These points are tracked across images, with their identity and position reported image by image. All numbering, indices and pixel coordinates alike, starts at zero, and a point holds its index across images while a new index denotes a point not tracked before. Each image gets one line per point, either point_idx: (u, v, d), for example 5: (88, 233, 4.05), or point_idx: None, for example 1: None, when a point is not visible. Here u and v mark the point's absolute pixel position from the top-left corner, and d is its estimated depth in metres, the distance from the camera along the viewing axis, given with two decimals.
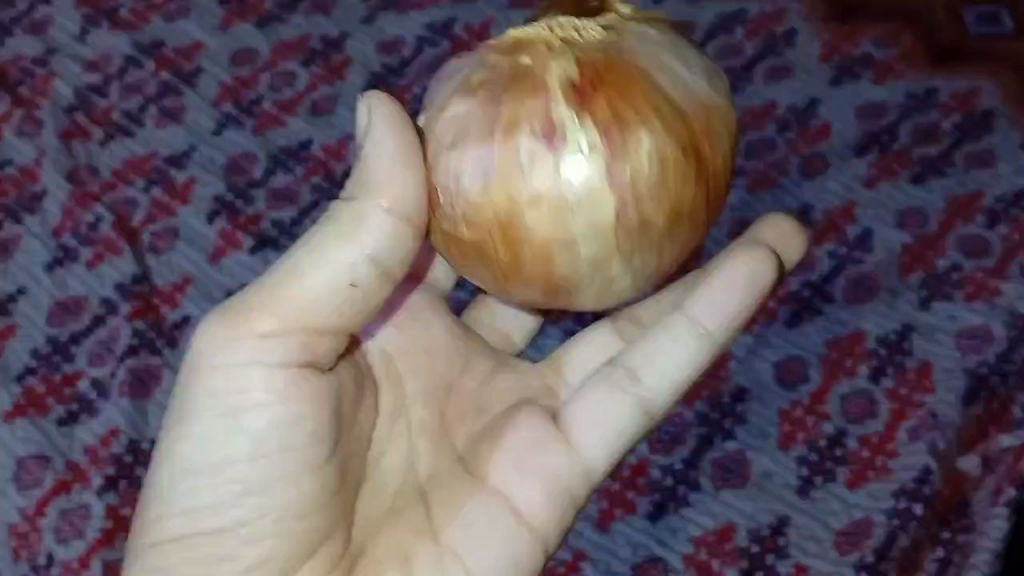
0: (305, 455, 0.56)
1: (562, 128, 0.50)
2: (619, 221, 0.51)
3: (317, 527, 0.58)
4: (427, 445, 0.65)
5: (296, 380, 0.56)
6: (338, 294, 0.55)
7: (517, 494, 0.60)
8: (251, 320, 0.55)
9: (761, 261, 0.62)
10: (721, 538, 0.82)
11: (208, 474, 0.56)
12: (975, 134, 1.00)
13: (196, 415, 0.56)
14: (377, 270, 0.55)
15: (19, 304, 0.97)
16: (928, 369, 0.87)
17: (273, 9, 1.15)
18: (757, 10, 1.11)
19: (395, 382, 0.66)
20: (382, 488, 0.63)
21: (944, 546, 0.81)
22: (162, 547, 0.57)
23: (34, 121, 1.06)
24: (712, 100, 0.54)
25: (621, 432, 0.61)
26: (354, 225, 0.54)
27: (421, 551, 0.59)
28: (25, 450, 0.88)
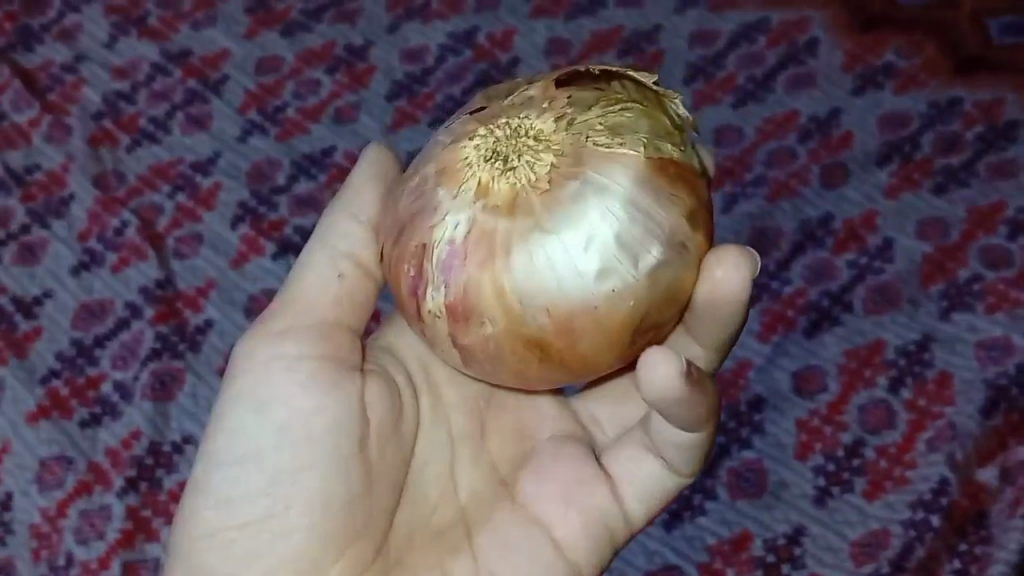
0: (331, 446, 0.59)
1: (430, 271, 0.53)
2: (477, 361, 0.54)
3: (350, 523, 0.59)
4: (467, 458, 0.68)
5: (313, 372, 0.60)
6: (330, 288, 0.63)
7: (553, 524, 0.63)
8: (268, 325, 0.62)
9: (672, 363, 0.52)
10: (737, 547, 0.82)
11: (241, 466, 0.59)
12: (999, 144, 1.00)
13: (230, 412, 0.60)
14: (362, 270, 0.64)
15: (45, 306, 0.98)
16: (947, 379, 0.87)
17: (298, 18, 1.16)
18: (779, 19, 1.11)
19: (436, 391, 0.69)
20: (422, 496, 0.65)
21: (961, 557, 0.79)
22: (199, 541, 0.59)
23: (62, 127, 1.08)
24: (600, 305, 0.51)
25: (652, 488, 0.64)
26: (334, 237, 0.64)
27: (456, 567, 0.62)
28: (48, 451, 0.90)
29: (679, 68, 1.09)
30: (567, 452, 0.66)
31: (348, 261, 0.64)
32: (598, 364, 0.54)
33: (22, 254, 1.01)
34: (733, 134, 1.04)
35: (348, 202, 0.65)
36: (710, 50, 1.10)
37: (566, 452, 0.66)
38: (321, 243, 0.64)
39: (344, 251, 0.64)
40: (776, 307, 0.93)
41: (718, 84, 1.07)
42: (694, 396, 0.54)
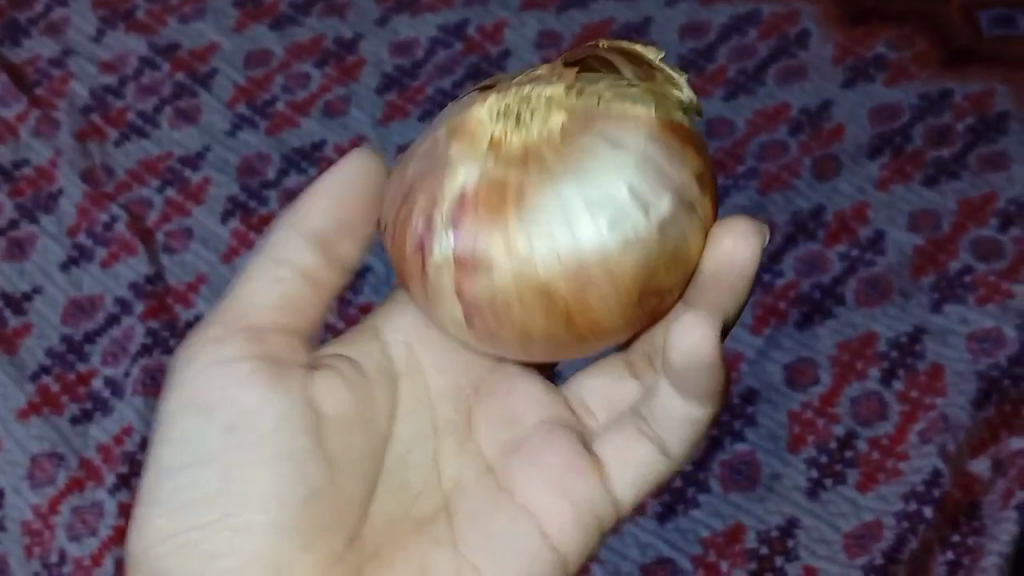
0: (283, 439, 0.60)
1: (438, 223, 0.54)
2: (484, 322, 0.55)
3: (309, 514, 0.59)
4: (451, 446, 0.68)
5: (253, 371, 0.61)
6: (271, 295, 0.65)
7: (544, 512, 0.62)
8: (207, 333, 0.64)
9: (707, 326, 0.57)
10: (730, 540, 0.82)
11: (191, 467, 0.60)
12: (990, 136, 1.00)
13: (175, 419, 0.61)
14: (305, 275, 0.66)
15: (34, 302, 0.97)
16: (939, 371, 0.87)
17: (287, 10, 1.16)
18: (770, 11, 1.11)
19: (417, 377, 0.69)
20: (401, 486, 0.65)
21: (953, 549, 0.80)
22: (156, 550, 0.59)
23: (50, 121, 1.07)
24: (611, 255, 0.53)
25: (644, 471, 0.65)
26: (284, 243, 0.66)
27: (436, 555, 0.62)
28: (39, 448, 0.89)
29: (670, 61, 1.08)
30: (552, 438, 0.64)
31: (292, 269, 0.66)
32: (606, 326, 0.55)
33: (11, 250, 1.00)
34: (725, 126, 1.04)
35: (303, 210, 0.67)
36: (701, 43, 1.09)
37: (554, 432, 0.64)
38: (279, 242, 0.67)
39: (291, 259, 0.66)
40: (768, 300, 0.93)
41: (709, 77, 1.07)
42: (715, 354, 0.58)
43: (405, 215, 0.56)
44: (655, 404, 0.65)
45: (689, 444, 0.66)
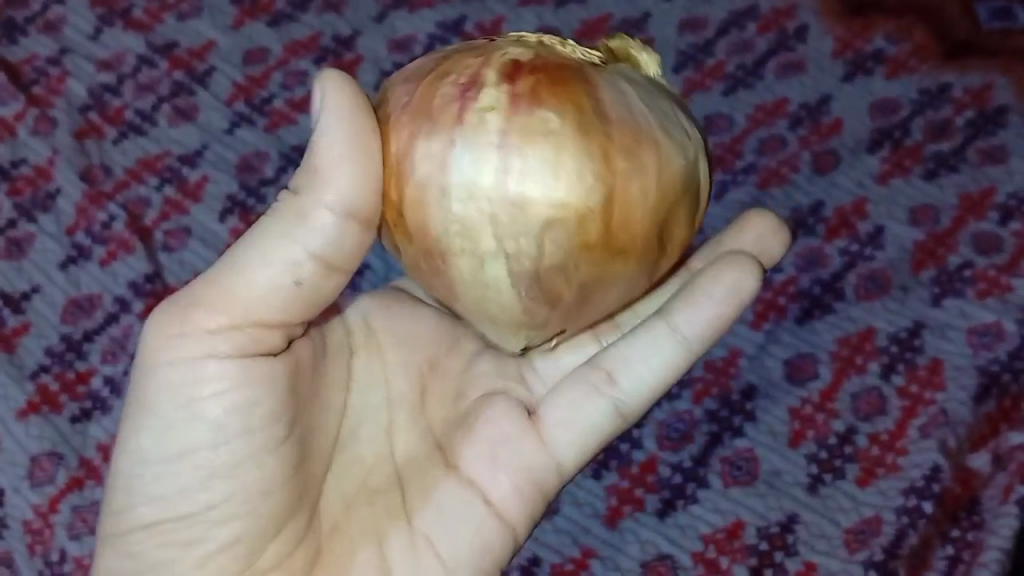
0: (265, 437, 0.56)
1: (481, 84, 0.51)
2: (504, 212, 0.50)
3: (284, 504, 0.57)
4: (405, 419, 0.66)
5: (243, 365, 0.54)
6: (282, 291, 0.54)
7: (485, 480, 0.62)
8: (196, 317, 0.54)
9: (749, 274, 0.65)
10: (730, 536, 0.82)
11: (173, 463, 0.55)
12: (989, 130, 0.99)
13: (154, 410, 0.55)
14: (324, 266, 0.54)
15: (33, 301, 0.97)
16: (939, 365, 0.87)
17: (284, 8, 1.15)
18: (768, 7, 1.11)
19: (375, 350, 0.69)
20: (354, 461, 0.63)
21: (953, 544, 0.80)
22: (131, 536, 0.57)
23: (48, 121, 1.07)
24: (666, 148, 0.52)
25: (591, 431, 0.63)
26: (301, 224, 0.53)
27: (394, 535, 0.61)
28: (39, 447, 0.89)
29: (669, 55, 1.08)
30: (498, 403, 0.65)
31: (309, 263, 0.53)
32: (633, 242, 0.53)
33: (10, 249, 1.00)
34: (724, 122, 1.03)
35: (323, 176, 0.52)
36: (700, 37, 1.09)
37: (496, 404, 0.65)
38: (295, 218, 0.53)
39: (309, 247, 0.53)
40: (768, 295, 0.93)
41: (708, 72, 1.07)
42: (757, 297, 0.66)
43: (426, 93, 0.52)
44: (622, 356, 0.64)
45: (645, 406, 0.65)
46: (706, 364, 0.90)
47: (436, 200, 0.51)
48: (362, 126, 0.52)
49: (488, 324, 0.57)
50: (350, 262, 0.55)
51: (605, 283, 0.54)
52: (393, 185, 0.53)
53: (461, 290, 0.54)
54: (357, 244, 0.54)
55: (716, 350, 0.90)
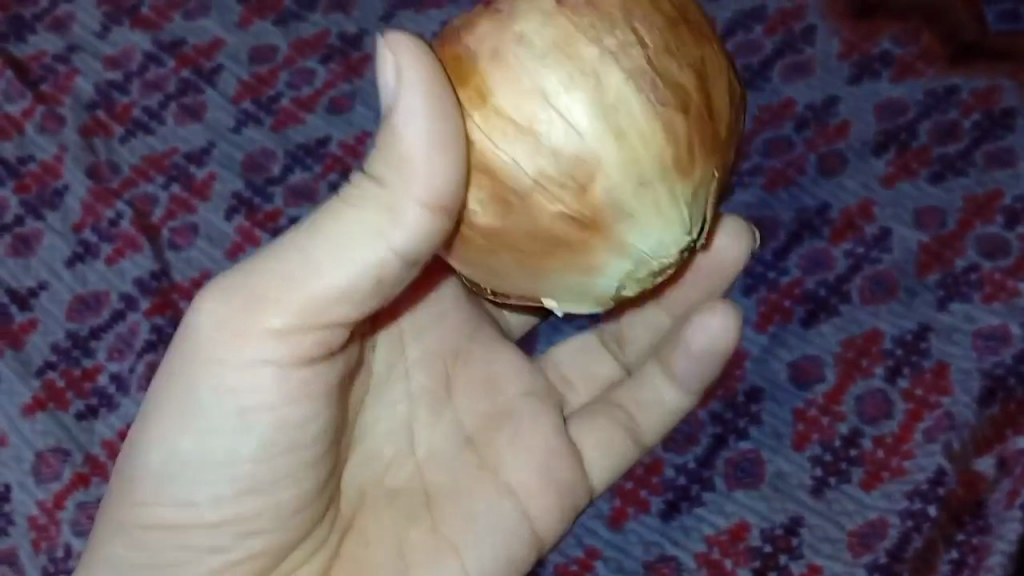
0: (300, 457, 0.63)
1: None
2: (612, 96, 0.55)
3: (313, 510, 0.66)
4: (426, 415, 0.75)
5: (286, 383, 0.60)
6: (361, 286, 0.57)
7: (521, 493, 0.73)
8: (261, 321, 0.58)
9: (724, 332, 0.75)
10: (734, 538, 0.82)
11: (220, 467, 0.62)
12: (996, 133, 0.99)
13: (209, 417, 0.61)
14: (405, 261, 0.57)
15: (40, 298, 0.98)
16: (944, 369, 0.87)
17: (291, 6, 1.15)
18: (776, 7, 1.10)
19: (398, 352, 0.76)
20: (377, 458, 0.72)
21: (958, 548, 0.81)
22: (161, 530, 0.63)
23: (55, 118, 1.07)
24: (699, 17, 0.61)
25: (623, 452, 0.81)
26: (390, 220, 0.55)
27: (413, 533, 0.70)
28: (44, 443, 0.89)
29: None
30: (529, 417, 0.77)
31: (392, 259, 0.56)
32: (719, 89, 0.59)
33: (16, 246, 1.01)
34: None
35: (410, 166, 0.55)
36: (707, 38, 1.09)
37: (537, 416, 0.77)
38: (384, 210, 0.55)
39: (393, 241, 0.56)
40: (773, 298, 0.93)
41: None
42: (728, 344, 0.75)
43: (487, 31, 0.57)
44: (641, 394, 0.83)
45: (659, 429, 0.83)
46: None
47: (551, 75, 0.55)
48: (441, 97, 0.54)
49: (629, 215, 0.57)
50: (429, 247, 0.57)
51: (715, 137, 0.59)
52: (499, 78, 0.56)
53: (597, 163, 0.55)
54: (432, 236, 0.56)
55: None
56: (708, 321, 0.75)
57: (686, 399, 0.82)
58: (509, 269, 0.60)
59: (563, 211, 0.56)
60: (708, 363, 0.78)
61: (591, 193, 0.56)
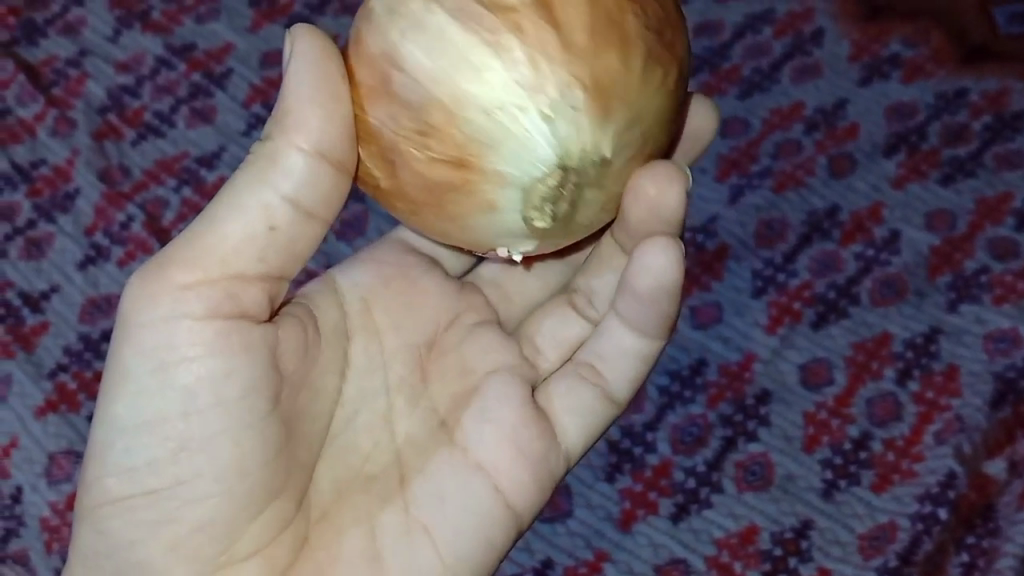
0: (240, 411, 0.53)
1: None
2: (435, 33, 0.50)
3: (266, 484, 0.55)
4: (404, 405, 0.64)
5: (216, 334, 0.53)
6: (256, 238, 0.53)
7: (501, 473, 0.62)
8: (171, 272, 0.52)
9: (665, 260, 0.61)
10: (743, 540, 0.82)
11: (143, 433, 0.53)
12: (1006, 134, 0.99)
13: (130, 377, 0.53)
14: (298, 211, 0.53)
15: (52, 301, 0.98)
16: (955, 371, 0.87)
17: (301, 10, 1.15)
18: (786, 10, 1.10)
19: (372, 333, 0.65)
20: (355, 447, 0.61)
21: (968, 550, 0.80)
22: (100, 511, 0.54)
23: (67, 122, 1.08)
24: None
25: (592, 414, 0.67)
26: (272, 167, 0.52)
27: (386, 518, 0.60)
28: (56, 446, 0.90)
29: None
30: (507, 391, 0.65)
31: (282, 208, 0.53)
32: None
33: (29, 250, 1.01)
34: (740, 125, 1.03)
35: (297, 116, 0.52)
36: (717, 42, 1.09)
37: (508, 384, 0.66)
38: (267, 160, 0.52)
39: (281, 191, 0.52)
40: (783, 300, 0.92)
41: (723, 75, 1.07)
42: (672, 284, 0.62)
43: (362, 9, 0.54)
44: (601, 345, 0.68)
45: (633, 385, 0.69)
46: (721, 368, 0.90)
47: (392, 30, 0.51)
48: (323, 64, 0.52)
49: (495, 148, 0.50)
50: (331, 212, 0.55)
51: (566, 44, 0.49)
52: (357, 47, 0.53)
53: (446, 109, 0.50)
54: (327, 185, 0.54)
55: (730, 353, 0.90)
56: (647, 257, 0.61)
57: (651, 344, 0.68)
58: (425, 223, 0.54)
59: (433, 155, 0.51)
60: (660, 304, 0.64)
61: (450, 135, 0.50)
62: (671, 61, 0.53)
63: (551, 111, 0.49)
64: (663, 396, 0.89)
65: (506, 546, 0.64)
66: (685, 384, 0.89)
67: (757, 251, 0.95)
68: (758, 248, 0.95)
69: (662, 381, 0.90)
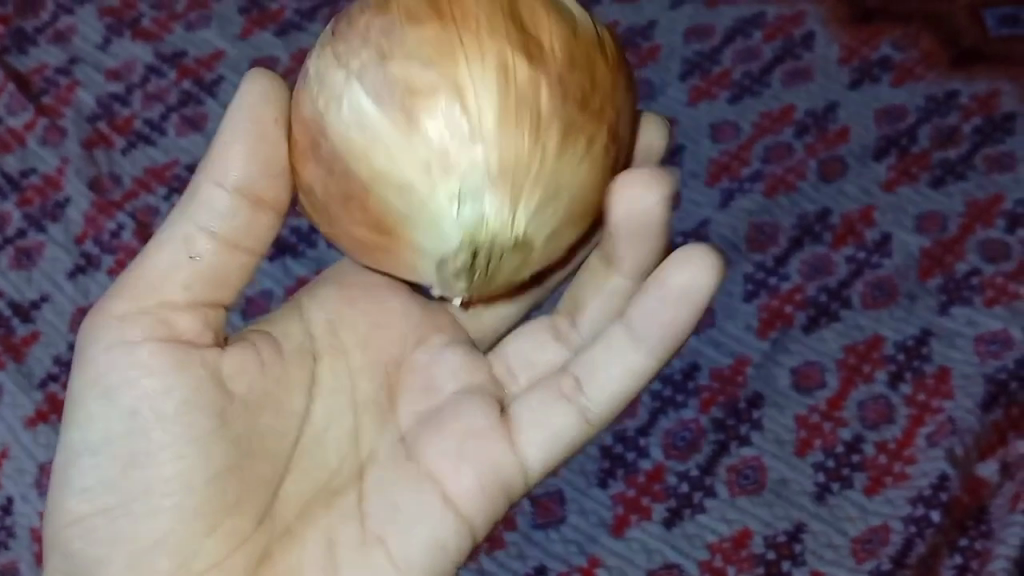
0: (185, 426, 0.54)
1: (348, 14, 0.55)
2: (359, 113, 0.51)
3: (220, 496, 0.55)
4: (371, 421, 0.63)
5: (157, 353, 0.55)
6: (179, 267, 0.55)
7: (451, 480, 0.59)
8: (109, 303, 0.56)
9: (699, 270, 0.58)
10: (736, 544, 0.82)
11: (94, 453, 0.55)
12: (996, 137, 1.00)
13: (81, 401, 0.55)
14: (219, 242, 0.56)
15: (42, 310, 0.98)
16: (946, 373, 0.87)
17: (292, 18, 1.15)
18: (775, 14, 1.10)
19: (341, 354, 0.64)
20: (318, 463, 0.60)
21: (961, 553, 0.80)
22: (63, 533, 0.55)
23: (57, 130, 1.08)
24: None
25: (564, 434, 0.62)
26: (193, 202, 0.55)
27: (343, 534, 0.58)
28: (48, 456, 0.90)
29: (675, 64, 1.08)
30: (468, 402, 0.62)
31: (205, 240, 0.55)
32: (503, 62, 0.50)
33: (19, 259, 1.01)
34: (730, 130, 1.03)
35: (217, 155, 0.55)
36: (708, 45, 1.09)
37: (465, 403, 0.62)
38: (190, 197, 0.55)
39: (204, 225, 0.55)
40: (774, 304, 0.92)
41: (714, 80, 1.07)
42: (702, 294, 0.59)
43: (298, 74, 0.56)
44: (593, 356, 0.62)
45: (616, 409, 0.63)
46: (713, 373, 0.90)
47: (324, 106, 0.52)
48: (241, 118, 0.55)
49: (414, 223, 0.51)
50: (260, 245, 0.57)
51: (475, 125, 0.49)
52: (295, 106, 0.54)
53: (368, 184, 0.51)
54: (252, 222, 0.56)
55: (722, 358, 0.90)
56: (676, 263, 0.58)
57: (641, 361, 0.61)
58: (361, 262, 0.57)
59: (356, 221, 0.53)
60: (676, 309, 0.59)
61: (371, 207, 0.52)
62: (597, 128, 0.53)
63: (462, 188, 0.50)
64: (655, 401, 0.89)
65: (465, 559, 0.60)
66: (678, 388, 0.89)
67: (749, 255, 0.95)
68: (750, 252, 0.95)
69: (654, 386, 0.90)
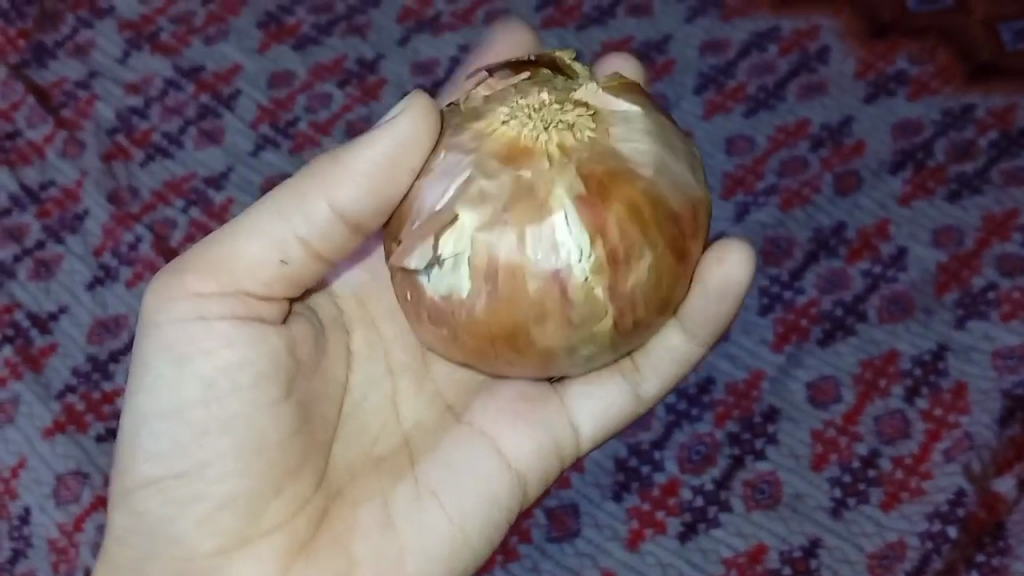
0: (255, 392, 0.60)
1: (608, 266, 0.56)
2: (599, 357, 0.60)
3: (287, 459, 0.61)
4: (407, 386, 0.69)
5: (235, 327, 0.60)
6: (266, 266, 0.60)
7: (506, 442, 0.66)
8: (185, 279, 0.60)
9: (737, 260, 0.65)
10: (752, 560, 0.82)
11: (168, 417, 0.60)
12: (1012, 151, 1.00)
13: (152, 366, 0.60)
14: (309, 251, 0.60)
15: (60, 321, 0.99)
16: (963, 389, 0.87)
17: (310, 31, 1.16)
18: (791, 28, 1.10)
19: (369, 329, 0.70)
20: (364, 431, 0.66)
21: (978, 569, 0.79)
22: (135, 493, 0.61)
23: (77, 143, 1.09)
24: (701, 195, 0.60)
25: (618, 411, 0.70)
26: (300, 216, 0.59)
27: (398, 493, 0.64)
28: (64, 467, 0.90)
29: (690, 78, 1.08)
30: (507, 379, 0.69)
31: (297, 244, 0.59)
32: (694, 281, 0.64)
33: (38, 271, 1.02)
34: (745, 144, 1.03)
35: (338, 181, 0.58)
36: (723, 59, 1.09)
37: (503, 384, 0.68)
38: (279, 217, 0.59)
39: (298, 231, 0.59)
40: (790, 317, 0.92)
41: (728, 94, 1.07)
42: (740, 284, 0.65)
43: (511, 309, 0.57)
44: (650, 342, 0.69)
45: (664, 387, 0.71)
46: (729, 387, 0.89)
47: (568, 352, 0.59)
48: (350, 173, 0.58)
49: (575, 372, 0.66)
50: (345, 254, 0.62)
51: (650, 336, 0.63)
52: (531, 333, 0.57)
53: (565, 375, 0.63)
54: (346, 240, 0.61)
55: (738, 372, 0.90)
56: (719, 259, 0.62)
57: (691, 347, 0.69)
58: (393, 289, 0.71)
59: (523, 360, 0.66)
60: (722, 303, 0.66)
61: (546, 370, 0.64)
62: None
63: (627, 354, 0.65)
64: (670, 415, 0.89)
65: (513, 517, 0.66)
66: (692, 402, 0.89)
67: (764, 268, 0.95)
68: (765, 266, 0.95)
69: (670, 400, 0.89)
